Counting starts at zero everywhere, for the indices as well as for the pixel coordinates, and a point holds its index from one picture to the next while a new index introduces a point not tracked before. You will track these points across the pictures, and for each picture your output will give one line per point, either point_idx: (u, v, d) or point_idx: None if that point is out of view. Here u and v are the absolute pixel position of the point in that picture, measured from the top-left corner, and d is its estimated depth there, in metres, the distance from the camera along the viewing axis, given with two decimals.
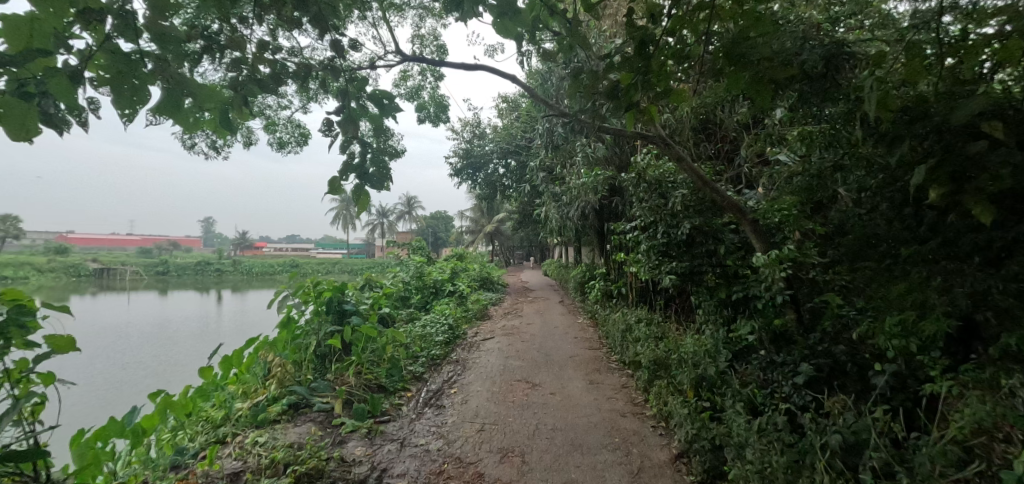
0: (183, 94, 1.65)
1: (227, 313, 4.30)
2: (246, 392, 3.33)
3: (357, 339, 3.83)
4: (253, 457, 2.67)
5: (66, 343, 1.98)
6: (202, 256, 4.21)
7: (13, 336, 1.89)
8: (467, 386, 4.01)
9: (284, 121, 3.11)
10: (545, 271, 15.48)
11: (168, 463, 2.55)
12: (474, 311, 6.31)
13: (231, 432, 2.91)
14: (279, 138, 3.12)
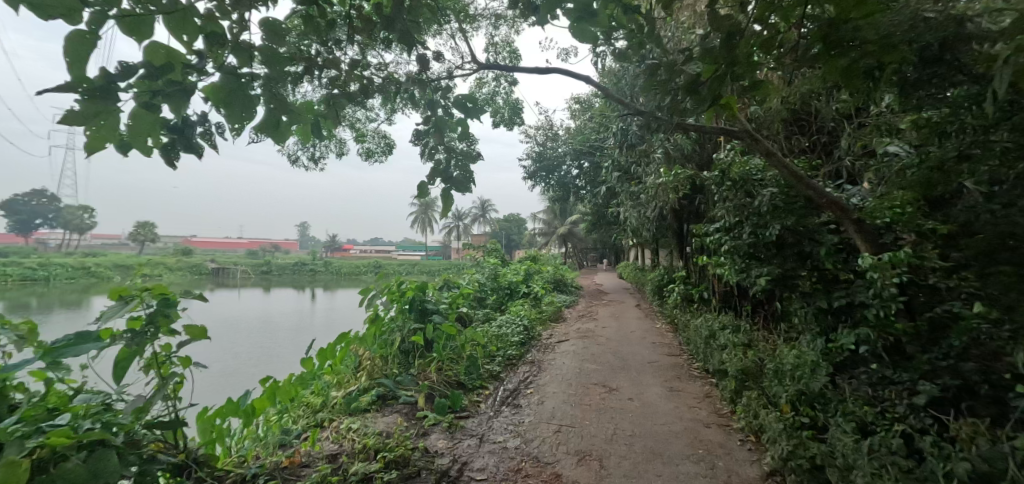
0: (283, 113, 1.82)
1: (319, 312, 4.62)
2: (341, 383, 3.62)
3: (438, 336, 4.00)
4: (347, 441, 2.90)
5: (199, 332, 2.24)
6: (298, 257, 4.55)
7: (161, 325, 2.18)
8: (543, 387, 4.07)
9: (373, 133, 3.34)
10: (619, 274, 15.28)
11: (276, 442, 2.82)
12: (549, 313, 6.35)
13: (328, 419, 3.17)
14: (367, 148, 3.35)
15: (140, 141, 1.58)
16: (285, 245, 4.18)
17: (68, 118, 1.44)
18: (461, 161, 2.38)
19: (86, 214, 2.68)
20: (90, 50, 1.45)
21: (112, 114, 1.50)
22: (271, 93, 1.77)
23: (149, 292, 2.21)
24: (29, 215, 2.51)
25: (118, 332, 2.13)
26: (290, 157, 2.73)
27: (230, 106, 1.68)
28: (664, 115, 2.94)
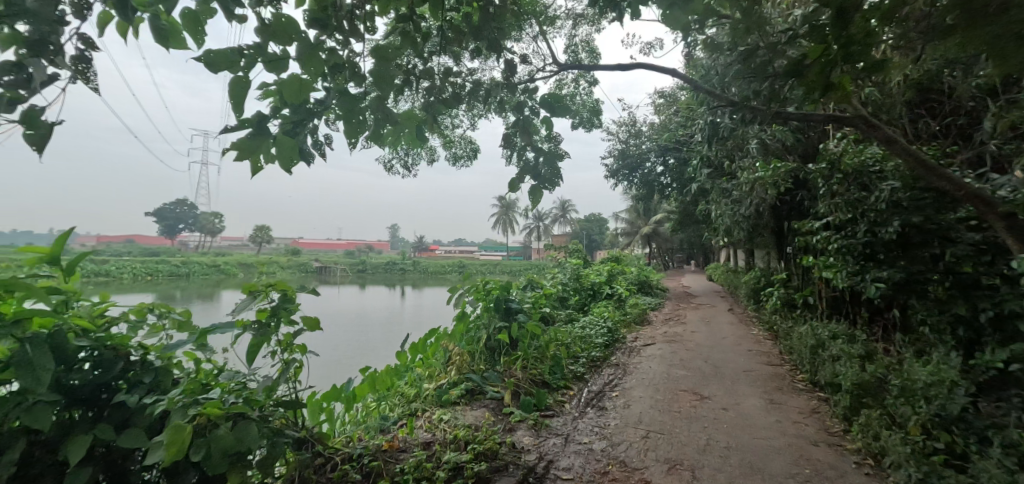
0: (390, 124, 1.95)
1: (408, 312, 4.77)
2: (432, 375, 3.76)
3: (524, 335, 4.02)
4: (440, 431, 2.97)
5: (314, 323, 2.43)
6: (388, 257, 4.74)
7: (283, 316, 2.35)
8: (629, 390, 3.96)
9: (459, 139, 3.43)
10: (709, 276, 14.62)
11: (369, 429, 2.94)
12: (633, 315, 6.19)
13: (421, 408, 3.30)
14: (454, 153, 3.42)
15: (287, 164, 1.73)
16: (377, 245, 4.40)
17: (236, 148, 1.60)
18: (547, 159, 2.36)
19: (218, 219, 2.95)
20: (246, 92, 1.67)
21: (268, 141, 1.66)
22: (381, 108, 1.91)
23: (273, 287, 2.37)
24: (172, 220, 2.82)
25: (248, 321, 2.32)
26: (387, 165, 2.85)
27: (348, 122, 1.88)
28: (763, 107, 2.77)
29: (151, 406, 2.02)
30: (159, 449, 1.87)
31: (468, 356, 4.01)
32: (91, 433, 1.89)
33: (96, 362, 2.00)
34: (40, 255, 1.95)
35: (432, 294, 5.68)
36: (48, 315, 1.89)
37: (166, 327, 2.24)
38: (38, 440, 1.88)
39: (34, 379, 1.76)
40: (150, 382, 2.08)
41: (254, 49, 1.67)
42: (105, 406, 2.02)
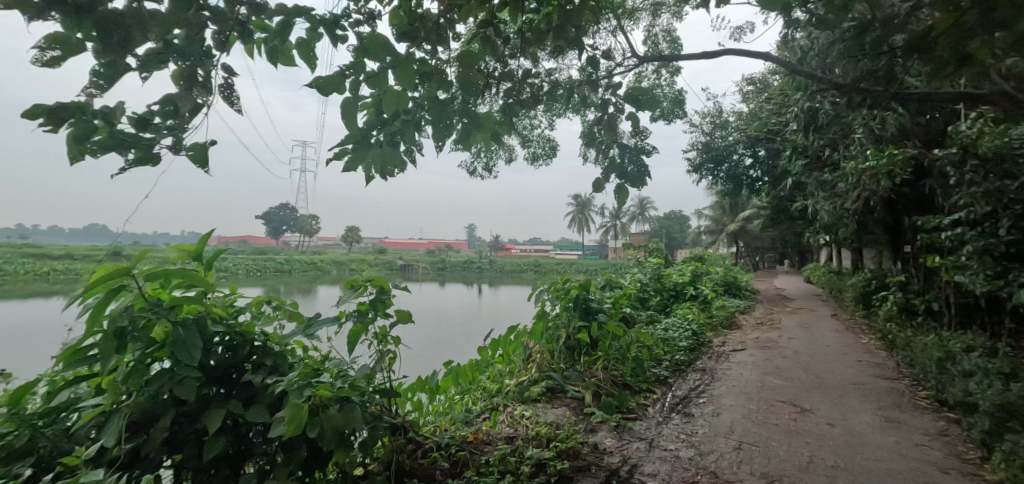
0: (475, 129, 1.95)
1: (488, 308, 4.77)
2: (512, 371, 3.80)
3: (604, 335, 3.88)
4: (522, 427, 3.00)
5: (406, 315, 2.46)
6: (464, 255, 4.76)
7: (380, 309, 2.42)
8: (718, 398, 3.72)
9: (538, 138, 3.36)
10: (808, 278, 13.58)
11: (454, 422, 3.03)
12: (720, 318, 5.85)
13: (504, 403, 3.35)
14: (532, 152, 3.35)
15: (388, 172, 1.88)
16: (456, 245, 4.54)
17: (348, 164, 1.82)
18: (633, 156, 2.31)
19: (315, 220, 3.10)
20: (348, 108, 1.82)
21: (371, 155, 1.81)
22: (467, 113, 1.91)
23: (371, 282, 2.42)
24: (277, 221, 2.96)
25: (350, 311, 2.41)
26: (469, 168, 2.85)
27: (442, 127, 1.94)
28: (883, 87, 2.47)
29: (274, 385, 2.10)
30: (282, 423, 1.94)
31: (547, 355, 3.90)
32: (225, 408, 2.00)
33: (228, 345, 2.16)
34: (184, 253, 2.12)
35: (509, 292, 5.65)
36: (193, 302, 2.05)
37: (279, 321, 2.31)
38: (184, 410, 2.03)
39: (184, 357, 1.92)
40: (272, 364, 2.18)
41: (351, 67, 1.84)
42: (236, 385, 2.16)
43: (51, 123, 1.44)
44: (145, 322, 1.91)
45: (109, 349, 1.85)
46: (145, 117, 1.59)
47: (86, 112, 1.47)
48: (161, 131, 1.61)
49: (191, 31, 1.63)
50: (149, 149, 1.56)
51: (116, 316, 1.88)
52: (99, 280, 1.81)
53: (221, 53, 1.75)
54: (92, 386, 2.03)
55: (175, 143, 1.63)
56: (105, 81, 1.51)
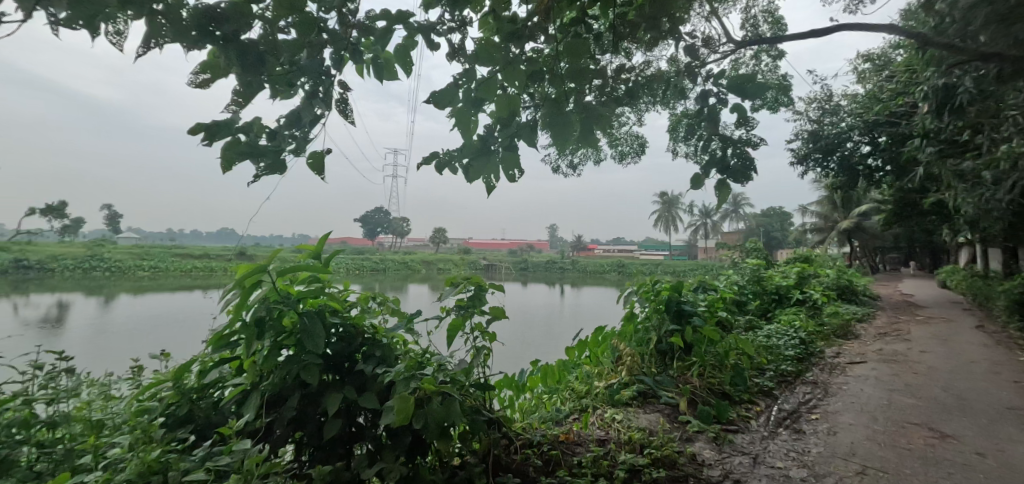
0: (591, 123, 2.29)
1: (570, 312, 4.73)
2: (601, 373, 3.70)
3: (699, 340, 3.62)
4: (613, 430, 2.93)
5: (502, 312, 2.43)
6: (548, 256, 4.71)
7: (476, 306, 2.41)
8: (834, 415, 3.37)
9: (627, 136, 3.21)
10: (941, 282, 12.06)
11: (541, 418, 3.01)
12: (832, 326, 5.34)
13: (592, 404, 3.28)
14: (621, 151, 3.21)
15: (511, 173, 2.20)
16: (538, 245, 4.65)
17: (470, 173, 2.21)
18: (737, 149, 2.14)
19: (406, 223, 3.16)
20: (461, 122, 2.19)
21: (492, 159, 2.22)
22: (583, 107, 2.29)
23: (468, 280, 2.41)
24: (372, 224, 3.03)
25: (450, 307, 2.43)
26: (554, 166, 2.76)
27: (555, 127, 2.28)
28: None
29: (384, 375, 2.12)
30: (391, 411, 1.98)
31: (639, 356, 3.75)
32: (341, 392, 2.06)
33: (342, 335, 2.21)
34: (306, 252, 2.20)
35: (591, 294, 5.62)
36: (318, 295, 2.15)
37: (384, 314, 2.42)
38: (307, 393, 2.11)
39: (310, 345, 2.01)
40: (381, 355, 2.19)
41: (464, 74, 2.17)
42: (348, 373, 2.20)
43: (209, 136, 1.71)
44: (279, 312, 2.04)
45: (252, 336, 2.02)
46: (275, 128, 1.83)
47: (234, 126, 1.73)
48: (285, 140, 1.84)
49: (312, 53, 1.87)
50: (273, 156, 1.79)
51: (255, 307, 2.03)
52: (241, 275, 1.94)
53: (336, 72, 1.98)
54: (234, 367, 2.21)
55: (295, 150, 1.85)
56: (245, 97, 1.79)
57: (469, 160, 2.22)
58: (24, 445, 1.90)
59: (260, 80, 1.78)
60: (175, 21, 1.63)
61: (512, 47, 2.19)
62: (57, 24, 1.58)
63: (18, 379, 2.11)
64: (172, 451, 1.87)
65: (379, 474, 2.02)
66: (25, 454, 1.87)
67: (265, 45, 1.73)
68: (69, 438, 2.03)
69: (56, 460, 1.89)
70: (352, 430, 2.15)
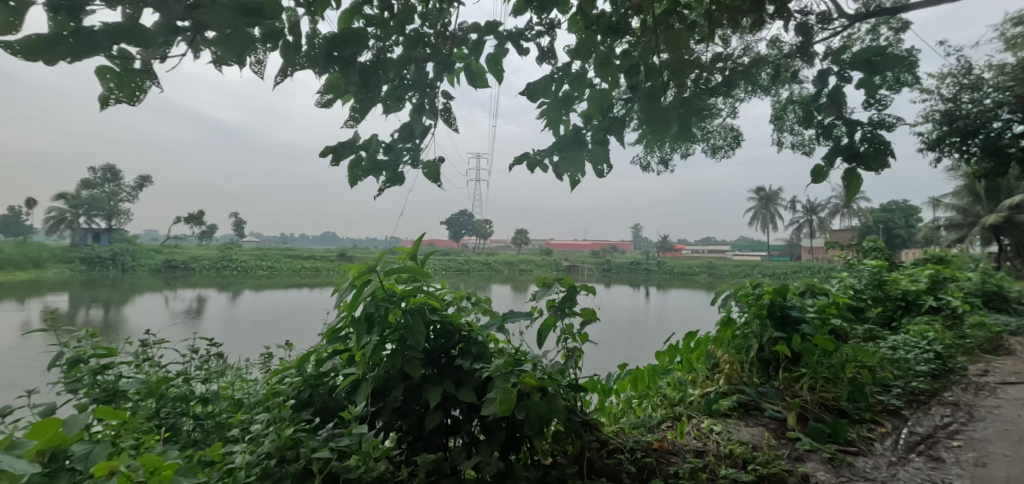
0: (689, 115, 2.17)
1: (652, 319, 4.59)
2: (694, 380, 3.47)
3: (808, 349, 3.26)
4: (712, 442, 2.72)
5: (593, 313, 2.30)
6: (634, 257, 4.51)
7: (567, 307, 2.30)
8: (981, 444, 2.88)
9: (717, 129, 2.91)
10: None
11: (628, 424, 2.87)
12: (976, 339, 4.62)
13: (686, 413, 3.07)
14: (713, 145, 2.93)
15: (599, 170, 2.13)
16: (621, 246, 4.52)
17: (560, 170, 2.13)
18: (868, 133, 1.87)
19: (490, 225, 3.07)
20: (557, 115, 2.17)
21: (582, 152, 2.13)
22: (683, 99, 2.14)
23: (559, 281, 2.31)
24: (457, 226, 3.01)
25: (542, 308, 2.34)
26: (642, 163, 2.55)
27: (652, 123, 2.14)
28: None
29: (481, 371, 2.06)
30: (493, 402, 1.91)
31: (741, 363, 3.45)
32: (441, 386, 2.02)
33: (440, 331, 2.18)
34: (403, 255, 2.13)
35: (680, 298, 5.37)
36: (420, 292, 2.09)
37: (477, 314, 2.35)
38: (410, 385, 2.09)
39: (413, 343, 1.99)
40: (478, 351, 2.14)
41: (560, 71, 2.14)
42: (446, 367, 2.16)
43: (336, 155, 1.93)
44: (386, 309, 2.01)
45: (361, 332, 1.98)
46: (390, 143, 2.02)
47: (356, 144, 1.92)
48: (400, 152, 2.02)
49: (417, 67, 2.06)
50: (391, 168, 2.00)
51: (365, 303, 2.01)
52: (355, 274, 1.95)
53: (440, 82, 2.12)
54: (345, 358, 2.25)
55: (413, 159, 2.03)
56: (360, 115, 1.99)
57: (558, 156, 2.12)
58: (184, 416, 2.13)
59: (373, 97, 1.95)
60: (300, 52, 1.81)
61: (608, 41, 2.20)
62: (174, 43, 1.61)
63: (180, 361, 2.43)
64: (300, 429, 1.90)
65: (477, 467, 1.99)
66: (182, 427, 2.09)
67: (375, 66, 1.93)
68: (217, 412, 2.18)
69: (208, 431, 2.11)
70: (448, 422, 2.15)
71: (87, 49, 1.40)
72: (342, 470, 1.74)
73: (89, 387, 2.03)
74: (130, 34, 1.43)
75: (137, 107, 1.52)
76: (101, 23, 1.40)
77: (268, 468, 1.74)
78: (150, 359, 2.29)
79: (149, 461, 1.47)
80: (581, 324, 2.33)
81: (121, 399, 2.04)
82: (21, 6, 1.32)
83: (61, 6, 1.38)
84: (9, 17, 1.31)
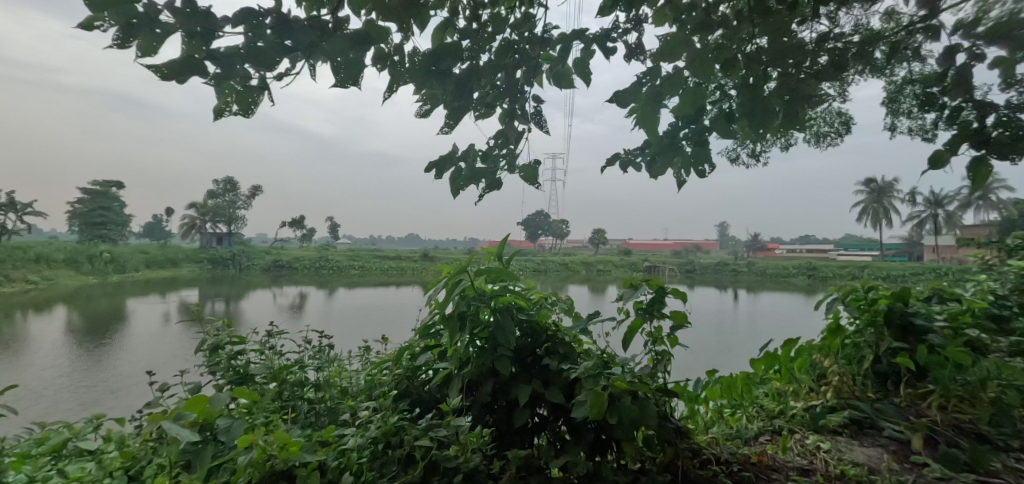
0: (797, 103, 1.87)
1: (740, 328, 4.26)
2: (796, 392, 3.09)
3: (938, 363, 2.83)
4: (821, 461, 2.41)
5: (682, 317, 2.09)
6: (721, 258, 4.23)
7: (654, 310, 2.10)
8: None
9: (822, 113, 2.44)
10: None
11: (723, 433, 2.62)
12: None
13: (788, 426, 2.77)
14: (816, 133, 2.44)
15: (701, 170, 2.02)
16: (706, 246, 4.27)
17: (657, 170, 2.07)
18: (1004, 116, 1.70)
19: (567, 224, 2.91)
20: (651, 117, 1.96)
21: (683, 155, 2.03)
22: (790, 85, 1.86)
23: (647, 282, 2.11)
24: (532, 226, 2.89)
25: (628, 310, 2.17)
26: (731, 157, 2.32)
27: (754, 117, 1.88)
28: None
29: (569, 371, 1.94)
30: (583, 405, 1.79)
31: (853, 375, 3.01)
32: (531, 385, 1.94)
33: (527, 330, 2.06)
34: (490, 255, 2.06)
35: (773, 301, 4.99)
36: (510, 291, 2.00)
37: (558, 316, 2.19)
38: (501, 381, 2.00)
39: (504, 340, 1.89)
40: (565, 351, 2.01)
41: (649, 72, 1.94)
42: (534, 366, 2.05)
43: (438, 170, 1.94)
44: (476, 308, 1.92)
45: (454, 330, 1.90)
46: (487, 151, 2.02)
47: (455, 155, 1.94)
48: (497, 159, 2.03)
49: (508, 73, 2.03)
50: (490, 175, 1.99)
51: (457, 302, 1.93)
52: (446, 274, 1.93)
53: (529, 87, 2.09)
54: (437, 353, 2.18)
55: (509, 165, 2.05)
56: (455, 121, 1.98)
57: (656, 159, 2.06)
58: (300, 399, 2.18)
59: (467, 106, 1.96)
60: (404, 70, 1.87)
61: (700, 37, 1.90)
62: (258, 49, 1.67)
63: (297, 351, 2.55)
64: (403, 417, 1.89)
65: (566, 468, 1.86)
66: (300, 408, 2.14)
67: (470, 76, 1.93)
68: (329, 397, 2.21)
69: (320, 413, 2.12)
70: (536, 420, 2.04)
71: (221, 70, 1.67)
72: (441, 459, 1.70)
73: (225, 369, 2.13)
74: (254, 56, 1.68)
75: (250, 116, 1.75)
76: (231, 47, 1.66)
77: (376, 451, 1.76)
78: (274, 348, 2.41)
79: (279, 438, 1.60)
80: (671, 329, 2.14)
81: (251, 383, 2.12)
82: (165, 33, 1.60)
83: (197, 32, 1.61)
84: (153, 43, 1.59)
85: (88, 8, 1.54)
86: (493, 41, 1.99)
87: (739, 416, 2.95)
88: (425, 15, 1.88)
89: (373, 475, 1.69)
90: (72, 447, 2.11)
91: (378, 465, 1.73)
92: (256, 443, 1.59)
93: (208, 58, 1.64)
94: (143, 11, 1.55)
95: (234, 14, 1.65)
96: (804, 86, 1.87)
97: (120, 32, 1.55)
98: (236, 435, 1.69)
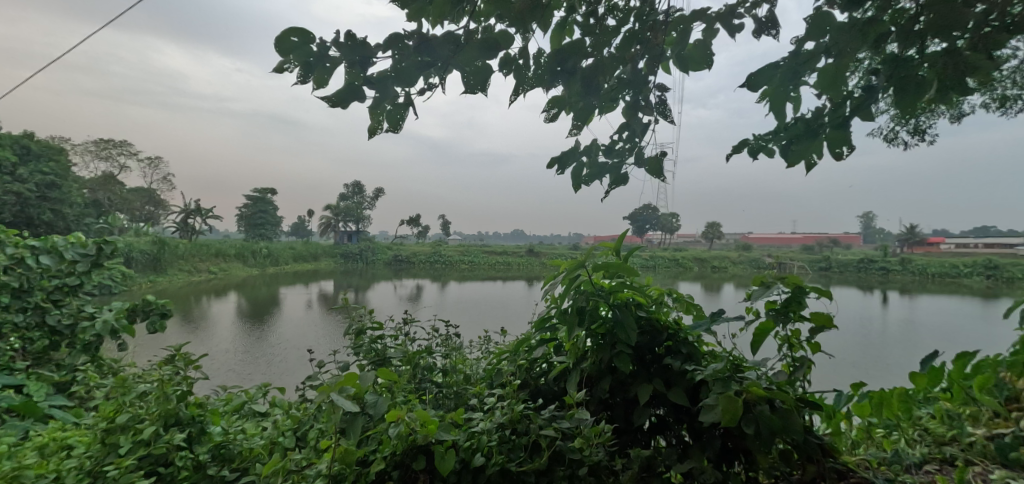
0: (964, 75, 1.44)
1: (891, 337, 3.61)
2: (975, 418, 2.15)
3: None
4: None
5: (824, 318, 1.74)
6: (863, 252, 3.68)
7: (790, 310, 1.77)
8: None
9: (1013, 72, 1.81)
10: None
11: (874, 456, 2.00)
12: None
13: (964, 456, 1.98)
14: (1002, 95, 1.84)
15: (838, 152, 1.61)
16: (844, 240, 3.67)
17: (796, 160, 1.65)
18: None
19: (678, 217, 2.60)
20: (782, 102, 1.63)
21: (817, 140, 1.63)
22: (952, 58, 1.43)
23: (782, 280, 1.76)
24: (639, 220, 2.57)
25: (759, 309, 1.84)
26: (884, 136, 1.93)
27: (902, 92, 1.50)
28: None
29: (694, 373, 1.71)
30: (712, 409, 1.57)
31: None
32: (649, 385, 1.73)
33: (647, 327, 1.84)
34: (606, 249, 1.83)
35: (932, 307, 4.20)
36: (629, 287, 1.79)
37: (678, 314, 1.91)
38: (618, 379, 1.82)
39: (623, 337, 1.71)
40: (688, 351, 1.78)
41: (789, 58, 1.58)
42: (654, 364, 1.82)
43: (560, 165, 1.81)
44: (595, 303, 1.74)
45: (572, 324, 1.75)
46: (610, 145, 1.84)
47: (577, 151, 1.79)
48: (614, 151, 1.84)
49: (629, 65, 1.80)
50: (608, 169, 1.83)
51: (574, 295, 1.77)
52: (562, 267, 1.78)
53: (652, 76, 1.83)
54: (553, 347, 1.99)
55: (636, 160, 1.82)
56: (582, 123, 1.83)
57: (791, 140, 1.65)
58: (430, 382, 2.12)
59: (593, 105, 1.80)
60: (530, 74, 1.78)
61: (848, 14, 1.53)
62: (394, 61, 1.63)
63: (425, 338, 2.50)
64: (527, 406, 1.76)
65: (689, 473, 1.65)
66: (432, 391, 2.07)
67: (596, 70, 1.76)
68: (455, 381, 2.15)
69: (447, 397, 2.07)
70: (654, 420, 1.83)
71: (377, 94, 1.63)
72: (566, 450, 1.59)
73: (367, 351, 2.14)
74: (402, 75, 1.63)
75: (400, 132, 1.69)
76: (384, 71, 1.62)
77: (505, 436, 1.64)
78: (409, 334, 2.35)
79: (422, 415, 1.52)
80: (811, 333, 1.79)
81: (387, 365, 2.10)
82: (333, 66, 1.56)
83: (355, 61, 1.58)
84: (325, 76, 1.56)
85: (275, 52, 1.50)
86: (614, 35, 1.78)
87: (893, 439, 2.17)
88: (548, 18, 1.69)
89: (503, 458, 1.59)
90: (248, 408, 2.28)
91: (506, 449, 1.62)
92: (403, 419, 1.52)
93: (365, 84, 1.61)
94: (316, 48, 1.53)
95: (383, 39, 1.61)
96: (968, 59, 1.43)
97: (297, 70, 1.53)
98: (383, 410, 1.52)
